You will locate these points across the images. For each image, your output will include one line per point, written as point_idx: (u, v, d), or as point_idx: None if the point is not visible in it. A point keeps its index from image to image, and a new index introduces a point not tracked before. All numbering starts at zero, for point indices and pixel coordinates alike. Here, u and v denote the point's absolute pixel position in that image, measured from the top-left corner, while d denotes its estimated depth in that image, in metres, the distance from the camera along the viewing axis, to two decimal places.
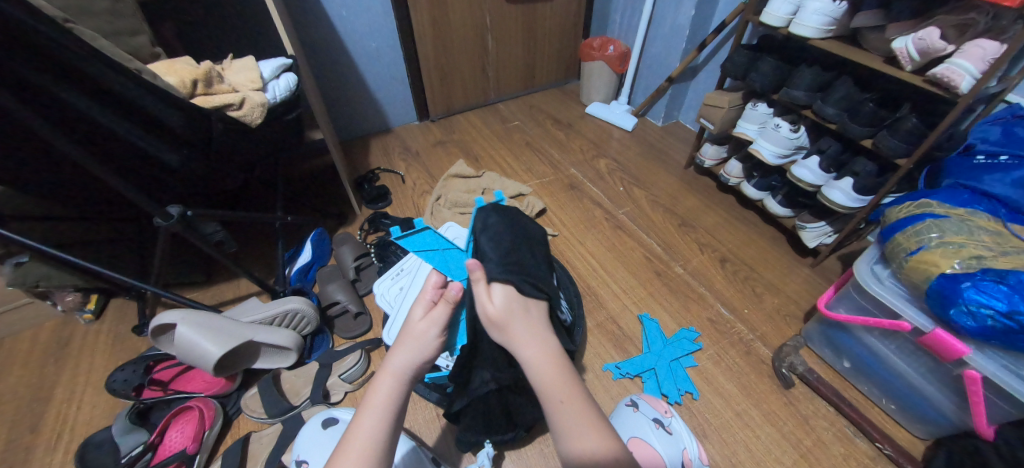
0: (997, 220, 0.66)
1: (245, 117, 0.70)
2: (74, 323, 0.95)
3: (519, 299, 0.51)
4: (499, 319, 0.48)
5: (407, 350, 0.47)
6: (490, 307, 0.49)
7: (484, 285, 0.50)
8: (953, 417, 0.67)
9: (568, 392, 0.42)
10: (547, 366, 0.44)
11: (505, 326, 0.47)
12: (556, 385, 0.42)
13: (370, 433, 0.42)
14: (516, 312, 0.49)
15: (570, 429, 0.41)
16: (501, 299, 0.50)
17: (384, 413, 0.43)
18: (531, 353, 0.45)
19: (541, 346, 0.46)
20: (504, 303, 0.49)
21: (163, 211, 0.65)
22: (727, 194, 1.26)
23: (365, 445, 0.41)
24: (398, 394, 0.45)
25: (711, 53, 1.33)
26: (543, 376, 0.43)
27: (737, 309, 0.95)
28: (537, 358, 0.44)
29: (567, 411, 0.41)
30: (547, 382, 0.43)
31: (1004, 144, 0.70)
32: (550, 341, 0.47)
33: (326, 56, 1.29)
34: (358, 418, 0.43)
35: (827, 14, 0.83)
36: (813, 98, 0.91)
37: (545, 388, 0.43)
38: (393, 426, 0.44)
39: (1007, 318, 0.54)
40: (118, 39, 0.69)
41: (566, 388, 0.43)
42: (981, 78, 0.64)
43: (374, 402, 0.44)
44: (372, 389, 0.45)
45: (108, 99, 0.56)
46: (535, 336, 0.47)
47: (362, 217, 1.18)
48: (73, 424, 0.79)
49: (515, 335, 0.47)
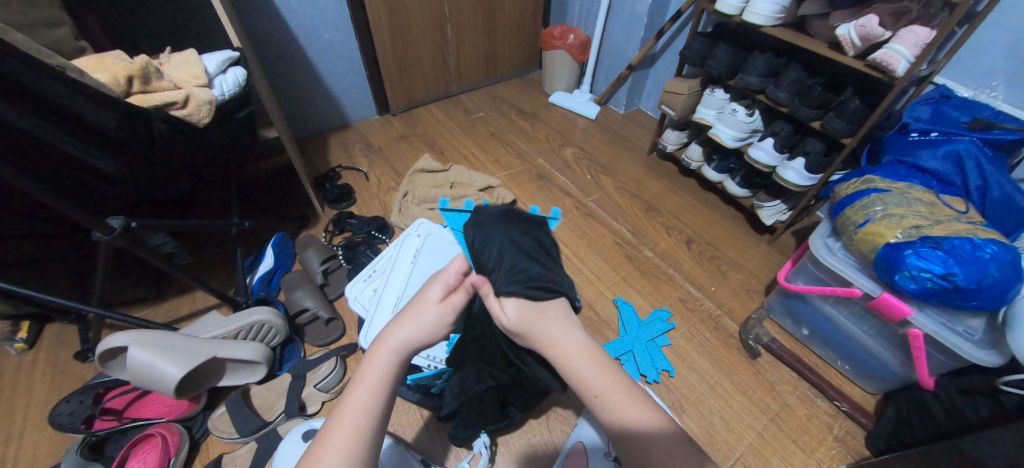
0: (931, 192, 0.72)
1: (190, 117, 0.64)
2: (2, 355, 0.85)
3: (535, 305, 0.46)
4: (517, 327, 0.46)
5: (409, 324, 0.46)
6: (503, 317, 0.47)
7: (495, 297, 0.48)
8: (899, 371, 0.74)
9: (605, 386, 0.41)
10: (581, 366, 0.42)
11: (523, 332, 0.46)
12: (590, 380, 0.41)
13: (360, 406, 0.40)
14: (533, 317, 0.46)
15: (611, 417, 0.40)
16: (512, 309, 0.46)
17: (378, 386, 0.42)
18: (562, 355, 0.43)
19: (567, 344, 0.44)
20: (519, 314, 0.46)
21: (102, 224, 0.58)
22: (689, 178, 1.31)
23: (356, 420, 0.39)
24: (393, 370, 0.44)
25: (668, 41, 1.36)
26: (577, 372, 0.42)
27: (705, 287, 1.00)
28: (567, 358, 0.43)
29: (606, 404, 0.40)
30: (581, 377, 0.42)
31: (934, 122, 0.78)
32: (581, 336, 0.45)
33: (275, 48, 1.21)
34: (349, 392, 0.42)
35: (776, 2, 0.86)
36: (767, 83, 0.95)
37: (580, 385, 0.42)
38: (385, 401, 0.42)
39: (943, 279, 0.60)
40: (33, 32, 0.61)
41: (602, 378, 0.41)
42: (914, 62, 0.70)
43: (371, 375, 0.43)
44: (369, 363, 0.44)
45: (28, 102, 0.50)
46: (562, 334, 0.45)
47: (326, 218, 1.12)
48: (13, 466, 0.71)
49: (540, 340, 0.45)
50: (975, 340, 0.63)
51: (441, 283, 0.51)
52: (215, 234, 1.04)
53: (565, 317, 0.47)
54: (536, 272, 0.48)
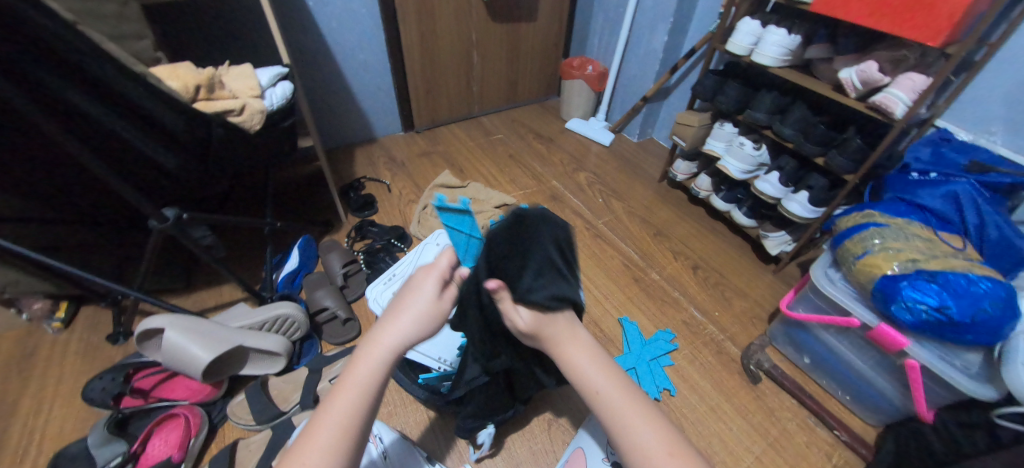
0: (929, 229, 0.75)
1: (245, 123, 0.71)
2: (40, 332, 0.91)
3: (550, 310, 0.48)
4: (531, 327, 0.46)
5: (401, 325, 0.45)
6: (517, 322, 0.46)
7: (510, 302, 0.47)
8: (899, 404, 0.75)
9: (607, 384, 0.44)
10: (581, 362, 0.46)
11: (535, 333, 0.47)
12: (591, 376, 0.45)
13: (344, 410, 0.40)
14: (545, 321, 0.47)
15: (610, 412, 0.43)
16: (527, 314, 0.46)
17: (362, 392, 0.41)
18: (568, 353, 0.47)
19: (573, 344, 0.47)
20: (536, 318, 0.46)
21: (159, 213, 0.65)
22: (697, 206, 1.35)
23: (339, 423, 0.39)
24: (385, 373, 0.43)
25: (682, 76, 1.44)
26: (581, 369, 0.45)
27: (709, 311, 1.02)
28: (569, 355, 0.46)
29: (607, 401, 0.43)
30: (582, 373, 0.45)
31: (934, 164, 0.81)
32: (582, 335, 0.49)
33: (315, 66, 1.31)
34: (331, 396, 0.41)
35: (783, 45, 0.93)
36: (773, 119, 1.00)
37: (580, 380, 0.45)
38: (368, 406, 0.41)
39: (938, 311, 0.62)
40: (121, 42, 0.70)
41: (603, 376, 0.45)
42: (912, 106, 0.74)
43: (360, 375, 0.42)
44: (359, 362, 0.42)
45: (111, 99, 0.57)
46: (567, 334, 0.48)
47: (349, 225, 1.19)
48: (41, 437, 0.75)
49: (547, 339, 0.47)
50: (971, 374, 0.64)
51: (434, 278, 0.49)
52: (245, 232, 1.11)
53: (572, 320, 0.50)
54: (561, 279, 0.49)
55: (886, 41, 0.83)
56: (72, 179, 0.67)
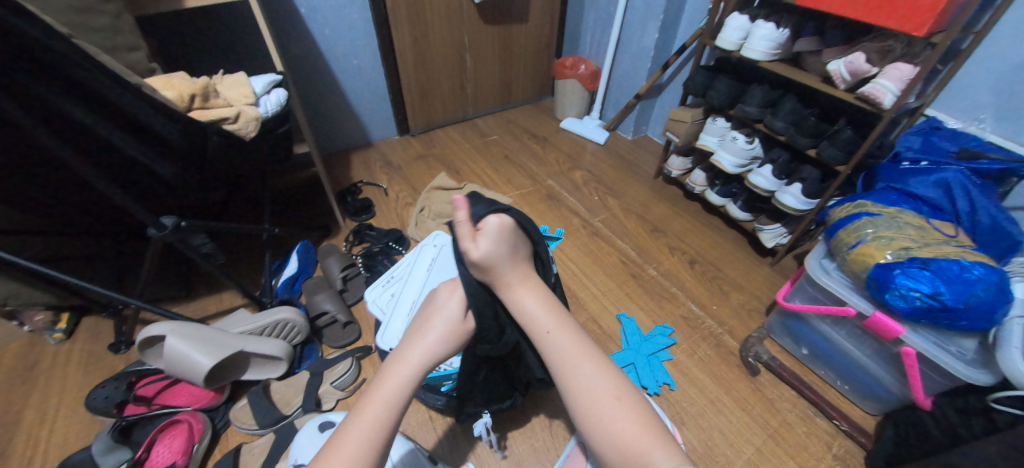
0: (922, 217, 0.75)
1: (240, 131, 0.72)
2: (42, 344, 0.92)
3: (509, 245, 0.48)
4: (492, 261, 0.46)
5: (429, 345, 0.48)
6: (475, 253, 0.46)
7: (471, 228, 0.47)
8: (896, 391, 0.76)
9: (555, 325, 0.47)
10: (532, 305, 0.48)
11: (490, 270, 0.47)
12: (541, 318, 0.48)
13: (371, 421, 0.42)
14: (504, 257, 0.47)
15: (556, 351, 0.46)
16: (487, 244, 0.46)
17: (388, 403, 0.44)
18: (517, 296, 0.49)
19: (525, 287, 0.49)
20: (493, 248, 0.46)
21: (157, 222, 0.66)
22: (693, 201, 1.35)
23: (366, 432, 0.42)
24: (411, 388, 0.46)
25: (674, 72, 1.45)
26: (531, 311, 0.48)
27: (707, 306, 1.02)
28: (521, 298, 0.49)
29: (555, 341, 0.47)
30: (532, 315, 0.48)
31: (925, 152, 0.82)
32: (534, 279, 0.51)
33: (309, 72, 1.32)
34: (359, 408, 0.44)
35: (772, 39, 0.93)
36: (764, 113, 1.01)
37: (530, 321, 0.48)
38: (393, 417, 0.44)
39: (931, 298, 0.63)
40: (117, 54, 0.71)
41: (552, 317, 0.48)
42: (900, 95, 0.75)
43: (387, 389, 0.44)
44: (387, 376, 0.45)
45: (107, 110, 0.58)
46: (520, 277, 0.49)
47: (347, 229, 1.19)
48: (45, 447, 0.76)
49: (499, 278, 0.48)
50: (967, 359, 0.65)
51: (459, 297, 0.52)
52: (244, 239, 1.12)
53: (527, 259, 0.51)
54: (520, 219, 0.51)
55: (874, 33, 0.83)
56: (71, 190, 0.67)
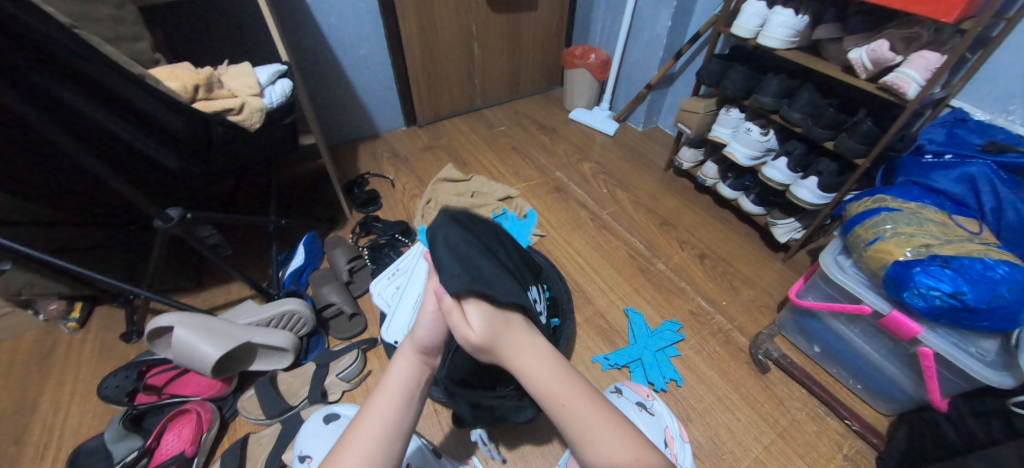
0: (943, 213, 0.72)
1: (245, 122, 0.72)
2: (57, 332, 0.93)
3: (499, 316, 0.46)
4: (485, 344, 0.44)
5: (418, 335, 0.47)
6: (468, 332, 0.44)
7: (459, 313, 0.45)
8: (912, 392, 0.74)
9: (568, 394, 0.42)
10: (547, 379, 0.43)
11: (492, 345, 0.44)
12: (556, 389, 0.42)
13: (383, 420, 0.43)
14: (500, 326, 0.45)
15: (576, 427, 0.40)
16: (478, 320, 0.44)
17: (401, 398, 0.45)
18: (524, 365, 0.44)
19: (534, 355, 0.45)
20: (485, 322, 0.44)
21: (163, 213, 0.66)
22: (704, 194, 1.32)
23: (376, 426, 0.42)
24: (412, 383, 0.46)
25: (687, 62, 1.41)
26: (541, 384, 0.43)
27: (716, 301, 1.01)
28: (532, 371, 0.44)
29: (569, 415, 0.41)
30: (546, 387, 0.43)
31: (949, 145, 0.79)
32: (546, 348, 0.47)
33: (315, 61, 1.30)
34: (370, 404, 0.44)
35: (790, 26, 0.90)
36: (780, 104, 0.97)
37: (546, 397, 0.42)
38: (410, 414, 0.45)
39: (952, 297, 0.61)
40: (120, 44, 0.70)
41: (569, 388, 0.43)
42: (925, 86, 0.71)
43: (388, 386, 0.45)
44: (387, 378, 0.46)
45: (109, 101, 0.58)
46: (526, 344, 0.46)
47: (353, 221, 1.19)
48: (61, 433, 0.77)
49: (504, 350, 0.45)
50: (987, 361, 0.62)
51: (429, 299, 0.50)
52: (252, 230, 1.12)
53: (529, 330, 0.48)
54: (503, 285, 0.47)
55: (899, 19, 0.79)
56: (74, 178, 0.68)
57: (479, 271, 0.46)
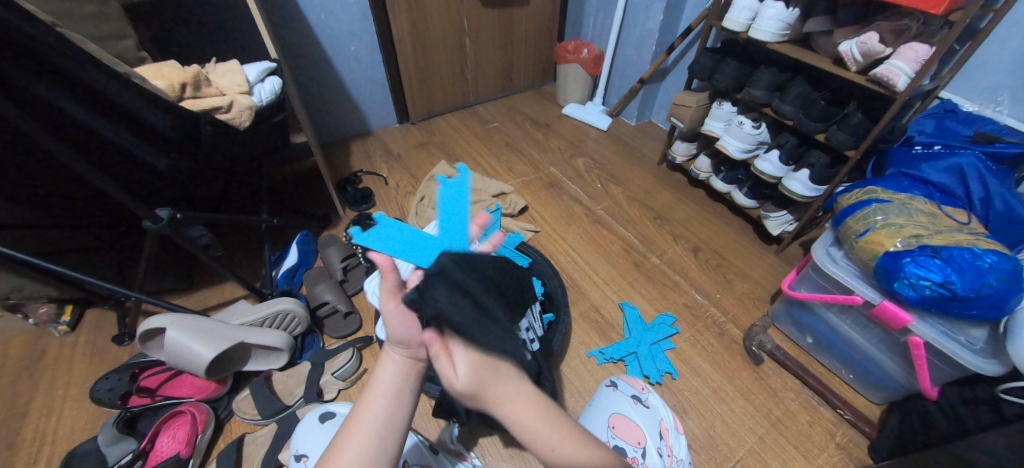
0: (933, 203, 0.73)
1: (233, 120, 0.71)
2: (48, 336, 0.92)
3: (488, 362, 0.42)
4: (469, 393, 0.40)
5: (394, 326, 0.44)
6: (455, 382, 0.40)
7: (445, 357, 0.41)
8: (902, 381, 0.75)
9: (559, 438, 0.40)
10: (539, 427, 0.40)
11: (478, 395, 0.41)
12: (547, 433, 0.40)
13: (374, 419, 0.41)
14: (488, 376, 0.41)
15: None
16: (466, 369, 0.41)
17: (392, 392, 0.43)
18: (511, 413, 0.40)
19: (522, 401, 0.41)
20: (473, 375, 0.40)
21: (152, 214, 0.65)
22: (697, 188, 1.33)
23: (367, 426, 0.40)
24: (401, 379, 0.44)
25: (679, 56, 1.41)
26: (532, 432, 0.40)
27: (710, 294, 1.01)
28: (521, 420, 0.40)
29: (562, 460, 0.39)
30: (535, 434, 0.40)
31: (937, 136, 0.80)
32: (532, 392, 0.43)
33: (306, 58, 1.29)
34: (362, 402, 0.42)
35: (781, 20, 0.90)
36: (772, 97, 0.97)
37: (536, 441, 0.40)
38: (403, 408, 0.43)
39: (942, 287, 0.61)
40: (104, 42, 0.69)
41: (559, 432, 0.40)
42: (914, 77, 0.72)
43: (376, 385, 0.43)
44: (375, 374, 0.44)
45: (95, 100, 0.57)
46: (513, 390, 0.41)
47: (347, 219, 1.18)
48: (54, 437, 0.77)
49: (490, 403, 0.41)
50: (977, 349, 0.64)
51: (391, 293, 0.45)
52: (244, 230, 1.11)
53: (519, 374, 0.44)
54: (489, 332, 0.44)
55: (888, 11, 0.80)
56: (61, 180, 0.67)
57: (472, 315, 0.44)
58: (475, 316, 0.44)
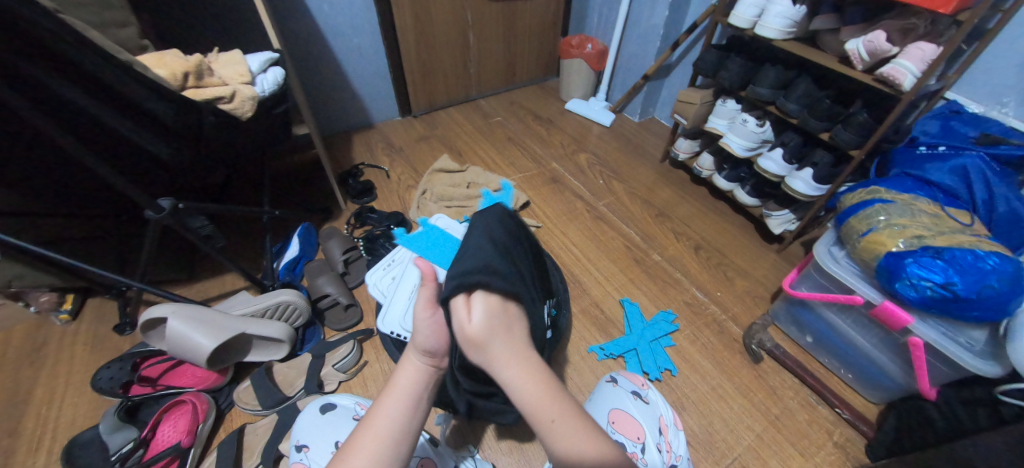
0: (936, 204, 0.73)
1: (236, 110, 0.70)
2: (49, 325, 0.93)
3: (500, 318, 0.46)
4: (477, 341, 0.44)
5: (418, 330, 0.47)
6: (468, 325, 0.44)
7: (463, 302, 0.45)
8: (901, 380, 0.75)
9: (557, 408, 0.42)
10: (539, 390, 0.42)
11: (485, 346, 0.44)
12: (548, 400, 0.42)
13: (391, 420, 0.42)
14: (498, 330, 0.45)
15: (565, 446, 0.40)
16: (480, 316, 0.45)
17: (410, 397, 0.44)
18: (513, 370, 0.43)
19: (524, 364, 0.44)
20: (486, 324, 0.44)
21: (154, 204, 0.65)
22: (699, 186, 1.32)
23: (382, 429, 0.41)
24: (419, 383, 0.46)
25: (684, 52, 1.40)
26: (532, 395, 0.42)
27: (711, 292, 1.01)
28: (523, 379, 0.42)
29: (559, 429, 0.41)
30: (535, 399, 0.42)
31: (942, 137, 0.79)
32: (536, 359, 0.45)
33: (307, 50, 1.28)
34: (380, 404, 0.44)
35: (788, 17, 0.89)
36: (777, 95, 0.97)
37: (535, 405, 0.42)
38: (419, 415, 0.44)
39: (943, 288, 0.61)
40: (105, 30, 0.68)
41: (557, 404, 0.42)
42: (921, 77, 0.71)
43: (395, 388, 0.45)
44: (394, 378, 0.46)
45: (97, 89, 0.57)
46: (519, 352, 0.44)
47: (348, 212, 1.18)
48: (55, 425, 0.77)
49: (495, 356, 0.44)
50: (976, 351, 0.64)
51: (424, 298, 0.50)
52: (246, 221, 1.11)
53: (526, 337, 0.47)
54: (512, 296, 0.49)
55: (896, 10, 0.79)
56: (61, 168, 0.67)
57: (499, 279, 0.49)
58: (495, 276, 0.48)
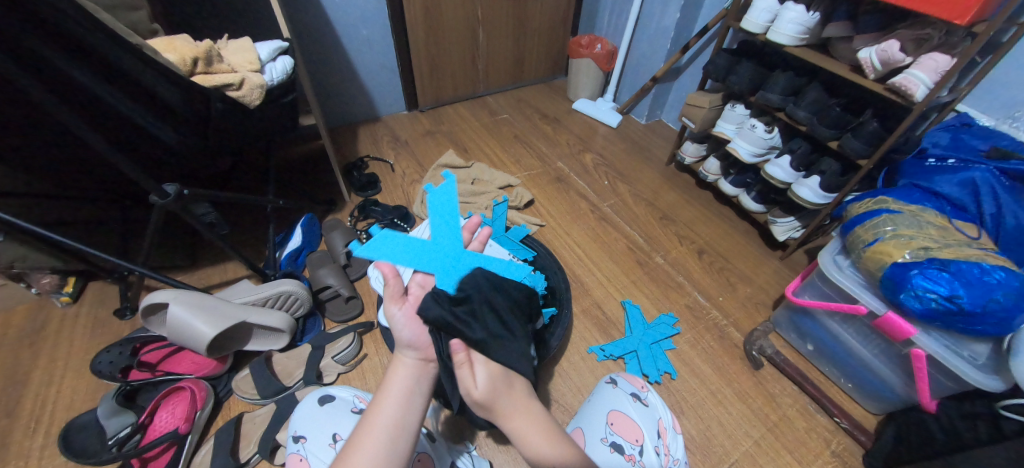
0: (944, 216, 0.72)
1: (244, 98, 0.70)
2: (50, 307, 0.92)
3: (501, 377, 0.51)
4: (484, 400, 0.49)
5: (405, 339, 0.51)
6: (474, 390, 0.48)
7: (466, 369, 0.49)
8: (901, 392, 0.75)
9: (558, 452, 0.46)
10: (539, 439, 0.47)
11: (490, 405, 0.49)
12: (548, 446, 0.46)
13: (388, 417, 0.44)
14: (500, 389, 0.50)
15: None
16: (484, 379, 0.49)
17: (404, 395, 0.47)
18: (516, 427, 0.48)
19: (526, 418, 0.49)
20: (489, 386, 0.49)
21: (160, 189, 0.65)
22: (704, 190, 1.32)
23: (380, 423, 0.44)
24: (413, 385, 0.48)
25: (694, 56, 1.39)
26: (533, 443, 0.47)
27: (713, 297, 1.01)
28: (525, 433, 0.47)
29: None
30: (537, 446, 0.47)
31: (952, 149, 0.79)
32: (537, 412, 0.51)
33: (316, 40, 1.27)
34: (376, 404, 0.46)
35: (801, 23, 0.88)
36: (787, 101, 0.96)
37: (538, 452, 0.46)
38: (415, 410, 0.46)
39: (948, 301, 0.61)
40: (116, 12, 0.68)
41: (557, 446, 0.47)
42: (934, 88, 0.71)
43: (390, 390, 0.47)
44: (387, 381, 0.48)
45: (106, 71, 0.57)
46: (521, 407, 0.50)
47: (352, 204, 1.18)
48: (54, 408, 0.77)
49: (498, 412, 0.49)
50: (978, 364, 0.63)
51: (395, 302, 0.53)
52: (249, 210, 1.11)
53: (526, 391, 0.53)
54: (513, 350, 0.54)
55: (910, 20, 0.79)
56: (68, 150, 0.67)
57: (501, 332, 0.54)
58: (496, 330, 0.54)
